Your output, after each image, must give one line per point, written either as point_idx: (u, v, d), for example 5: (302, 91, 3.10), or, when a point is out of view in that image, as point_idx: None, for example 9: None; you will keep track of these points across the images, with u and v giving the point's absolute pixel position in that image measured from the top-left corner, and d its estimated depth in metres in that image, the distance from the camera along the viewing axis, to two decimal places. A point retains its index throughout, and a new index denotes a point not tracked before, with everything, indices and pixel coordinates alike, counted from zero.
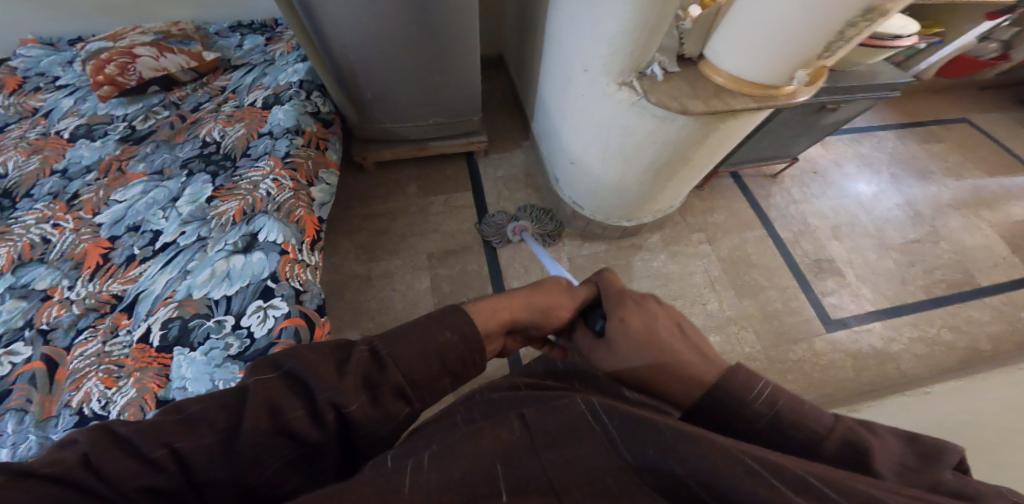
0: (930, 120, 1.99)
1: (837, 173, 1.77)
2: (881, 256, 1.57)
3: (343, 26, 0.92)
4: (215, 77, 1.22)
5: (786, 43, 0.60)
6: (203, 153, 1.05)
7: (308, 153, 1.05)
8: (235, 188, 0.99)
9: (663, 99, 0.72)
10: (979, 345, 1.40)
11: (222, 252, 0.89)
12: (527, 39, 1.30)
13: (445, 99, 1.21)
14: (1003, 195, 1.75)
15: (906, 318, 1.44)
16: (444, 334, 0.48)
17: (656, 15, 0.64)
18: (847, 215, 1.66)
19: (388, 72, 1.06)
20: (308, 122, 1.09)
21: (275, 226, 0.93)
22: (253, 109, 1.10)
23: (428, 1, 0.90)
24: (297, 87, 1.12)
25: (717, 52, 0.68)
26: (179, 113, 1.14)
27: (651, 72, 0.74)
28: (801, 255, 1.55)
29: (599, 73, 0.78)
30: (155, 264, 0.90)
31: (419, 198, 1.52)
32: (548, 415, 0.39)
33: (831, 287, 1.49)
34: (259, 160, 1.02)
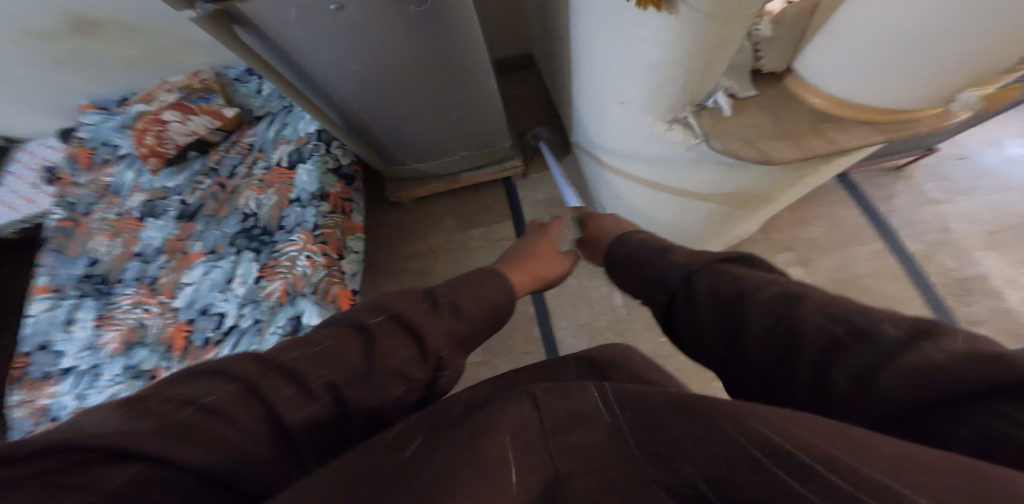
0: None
1: (996, 158, 1.33)
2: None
3: (338, 79, 0.83)
4: (241, 133, 1.19)
5: (935, 55, 0.39)
6: (245, 229, 1.04)
7: (335, 221, 0.99)
8: (276, 266, 0.96)
9: (732, 143, 0.53)
10: None
11: (275, 335, 0.89)
12: (548, 49, 1.11)
13: (468, 133, 1.08)
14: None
15: None
16: (497, 294, 0.54)
17: (721, 34, 0.44)
18: (1013, 214, 1.24)
19: (397, 116, 0.96)
20: (331, 181, 1.02)
21: (314, 311, 0.89)
22: (280, 170, 1.06)
23: (428, 44, 0.78)
24: (316, 141, 1.06)
25: (818, 69, 0.48)
26: (219, 180, 1.14)
27: (714, 104, 0.55)
28: (937, 274, 1.20)
29: (639, 109, 0.60)
30: (225, 346, 0.92)
31: (457, 234, 1.42)
32: (563, 401, 0.34)
33: (984, 315, 1.14)
34: (292, 233, 0.98)
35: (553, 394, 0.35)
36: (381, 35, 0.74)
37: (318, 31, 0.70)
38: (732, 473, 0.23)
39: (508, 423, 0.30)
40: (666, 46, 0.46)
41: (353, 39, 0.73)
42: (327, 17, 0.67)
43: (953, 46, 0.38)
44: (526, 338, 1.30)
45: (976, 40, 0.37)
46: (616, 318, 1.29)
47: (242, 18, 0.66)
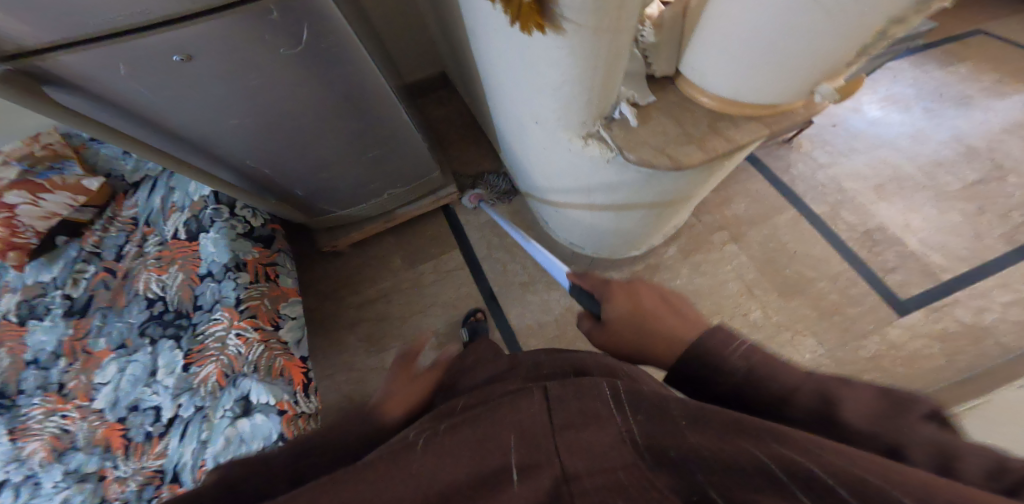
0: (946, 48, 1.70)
1: (864, 123, 1.50)
2: (943, 209, 1.33)
3: (225, 139, 0.69)
4: (118, 205, 1.04)
5: (787, 57, 0.44)
6: (155, 315, 0.92)
7: (260, 290, 0.91)
8: (205, 348, 0.88)
9: (644, 152, 0.56)
10: None
11: (225, 419, 0.81)
12: (461, 73, 1.11)
13: (393, 170, 1.01)
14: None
15: (983, 276, 1.23)
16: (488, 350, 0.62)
17: (608, 49, 0.45)
18: (889, 169, 1.41)
19: (308, 164, 0.85)
20: (245, 247, 0.92)
21: (262, 389, 0.82)
22: (179, 244, 0.93)
23: (322, 85, 0.65)
24: (214, 204, 0.92)
25: (703, 69, 0.51)
26: (106, 265, 0.99)
27: (621, 114, 0.58)
28: (846, 230, 1.34)
29: (557, 128, 0.61)
30: (173, 437, 0.82)
31: (407, 272, 1.39)
32: (577, 396, 0.34)
33: (894, 261, 1.28)
34: (213, 311, 0.89)
35: (566, 388, 0.35)
36: (272, 88, 0.62)
37: (170, 85, 0.55)
38: (736, 485, 0.25)
39: (516, 422, 0.32)
40: (566, 68, 0.47)
41: (221, 90, 0.58)
42: (176, 69, 0.53)
43: (801, 49, 0.43)
44: None
45: (816, 46, 0.42)
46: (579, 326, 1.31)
47: (56, 76, 0.50)
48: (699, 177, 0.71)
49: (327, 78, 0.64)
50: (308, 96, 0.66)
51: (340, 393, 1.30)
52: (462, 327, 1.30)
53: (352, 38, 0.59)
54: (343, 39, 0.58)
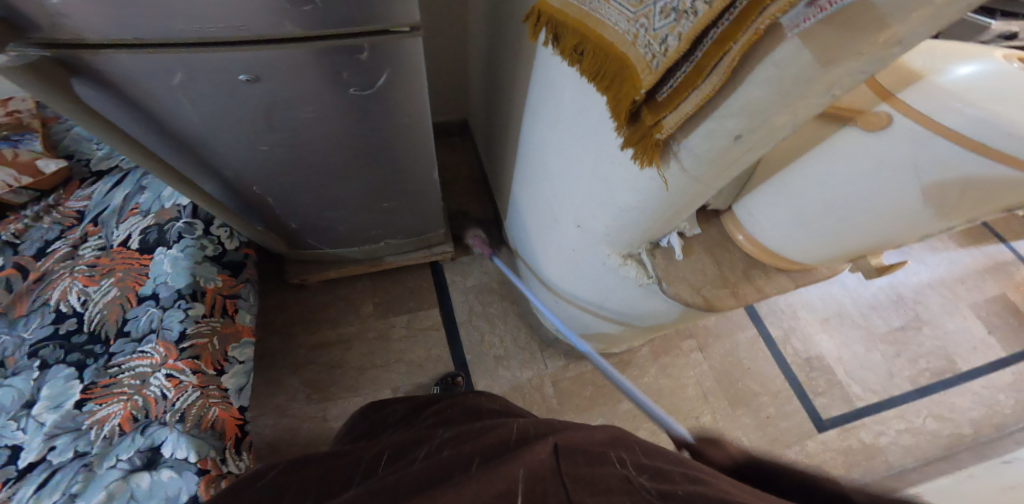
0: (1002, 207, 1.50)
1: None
2: (869, 350, 1.38)
3: (246, 164, 0.63)
4: (68, 194, 0.87)
5: (836, 240, 0.46)
6: (60, 333, 0.74)
7: (213, 325, 0.77)
8: (113, 384, 0.70)
9: (683, 289, 0.57)
10: (961, 431, 1.26)
11: (115, 471, 0.63)
12: (490, 142, 1.09)
13: (397, 224, 0.95)
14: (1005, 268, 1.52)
15: (891, 409, 1.29)
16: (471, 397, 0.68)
17: (686, 200, 0.44)
18: (836, 304, 1.44)
19: (317, 204, 0.78)
20: (208, 274, 0.80)
21: (183, 442, 0.66)
22: (127, 254, 0.80)
23: (370, 134, 0.62)
24: (189, 217, 0.83)
25: (759, 220, 0.51)
26: (19, 260, 0.80)
27: (667, 244, 0.59)
28: (792, 355, 1.37)
29: (599, 239, 0.61)
30: (26, 486, 0.62)
31: (376, 321, 1.28)
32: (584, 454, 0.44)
33: (824, 387, 1.32)
34: (143, 342, 0.73)
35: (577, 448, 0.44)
36: (324, 130, 0.58)
37: (214, 102, 0.49)
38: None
39: (529, 463, 0.39)
40: (639, 201, 0.46)
41: (267, 117, 0.53)
42: (229, 89, 0.48)
43: (853, 237, 0.44)
44: None
45: (864, 238, 0.44)
46: (545, 409, 1.21)
47: (98, 71, 0.43)
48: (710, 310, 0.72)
49: (380, 131, 0.62)
50: (354, 144, 0.63)
51: (260, 445, 1.11)
52: (434, 386, 1.19)
53: (418, 96, 0.56)
54: (410, 94, 0.56)
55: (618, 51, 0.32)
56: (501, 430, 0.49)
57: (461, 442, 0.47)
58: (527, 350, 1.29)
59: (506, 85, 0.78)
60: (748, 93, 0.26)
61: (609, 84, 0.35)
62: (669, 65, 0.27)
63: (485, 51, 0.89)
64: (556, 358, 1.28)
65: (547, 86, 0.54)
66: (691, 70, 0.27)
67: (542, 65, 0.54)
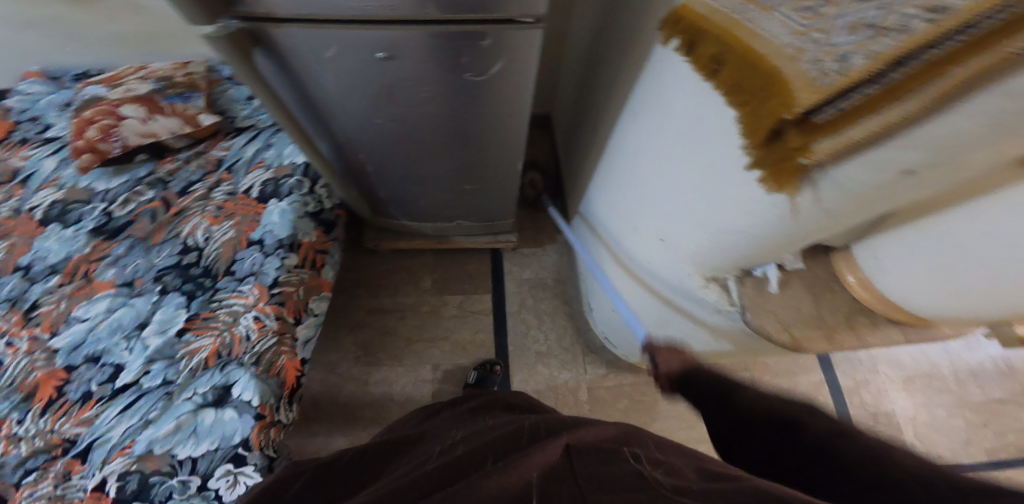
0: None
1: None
2: (956, 418, 1.24)
3: (357, 135, 0.67)
4: (213, 144, 0.97)
5: (980, 298, 0.41)
6: (182, 264, 0.84)
7: (301, 276, 0.83)
8: (211, 319, 0.78)
9: (769, 323, 0.55)
10: None
11: (189, 403, 0.71)
12: (575, 140, 1.08)
13: (472, 208, 0.97)
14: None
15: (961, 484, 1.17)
16: (470, 400, 0.72)
17: (811, 230, 0.41)
18: (927, 365, 1.28)
19: (406, 179, 0.82)
20: (306, 228, 0.86)
21: (250, 385, 0.72)
22: (247, 201, 0.88)
23: (476, 119, 0.64)
24: (301, 175, 0.88)
25: (884, 261, 0.47)
26: (165, 195, 0.91)
27: (762, 273, 0.57)
28: (857, 407, 1.26)
29: (685, 257, 0.60)
30: (115, 405, 0.73)
31: (430, 297, 1.33)
32: (592, 453, 0.46)
33: None
34: (244, 282, 0.81)
35: (586, 449, 0.47)
36: (434, 113, 0.61)
37: (357, 77, 0.53)
38: None
39: (540, 465, 0.44)
40: (744, 225, 0.45)
41: (394, 94, 0.57)
42: (372, 66, 0.51)
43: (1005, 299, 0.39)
44: None
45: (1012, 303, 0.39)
46: (577, 412, 1.21)
47: (266, 40, 0.47)
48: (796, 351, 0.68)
49: (483, 120, 0.64)
50: (456, 129, 0.66)
51: (311, 392, 1.20)
52: (473, 370, 1.22)
53: (525, 88, 0.57)
54: (523, 86, 0.57)
55: (770, 63, 0.30)
56: (514, 427, 0.53)
57: (477, 438, 0.52)
58: (571, 351, 1.28)
59: (606, 82, 0.75)
60: (951, 123, 0.23)
61: (752, 98, 0.32)
62: (844, 87, 0.25)
63: (587, 44, 0.87)
64: (597, 365, 1.27)
65: (660, 93, 0.53)
66: (877, 92, 0.24)
67: (658, 68, 0.52)
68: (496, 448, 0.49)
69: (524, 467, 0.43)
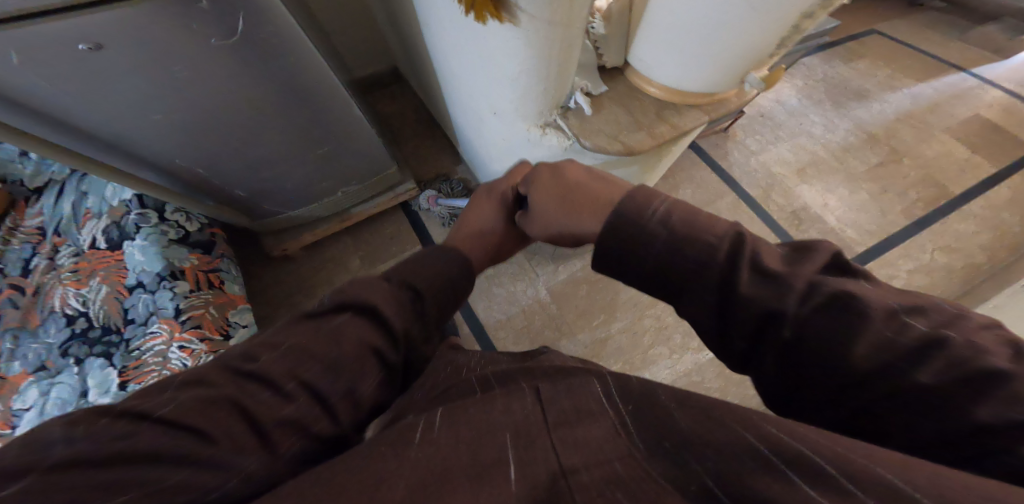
0: (848, 37, 1.92)
1: (786, 112, 1.66)
2: (852, 190, 1.48)
3: (156, 142, 0.67)
4: (19, 214, 0.93)
5: (725, 53, 0.47)
6: (77, 332, 0.81)
7: (204, 298, 0.83)
8: (142, 365, 0.77)
9: (600, 138, 0.55)
10: (976, 259, 1.34)
11: None
12: (417, 68, 1.09)
13: (342, 169, 0.97)
14: (941, 100, 1.69)
15: (899, 249, 1.36)
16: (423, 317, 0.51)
17: (561, 39, 0.45)
18: (807, 154, 1.55)
19: (251, 165, 0.82)
20: (180, 254, 0.85)
21: None
22: (98, 254, 0.85)
23: (257, 81, 0.64)
24: (139, 209, 0.85)
25: (653, 61, 0.52)
26: (9, 281, 0.86)
27: (576, 104, 0.56)
28: (777, 210, 1.44)
29: (513, 118, 0.59)
30: None
31: (365, 272, 1.34)
32: (564, 389, 0.33)
33: (818, 236, 1.40)
34: (149, 324, 0.79)
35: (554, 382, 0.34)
36: (207, 89, 0.61)
37: (77, 74, 0.52)
38: (740, 469, 0.23)
39: (510, 421, 0.31)
40: (520, 50, 0.45)
41: (139, 85, 0.56)
42: (83, 62, 0.51)
43: (736, 42, 0.45)
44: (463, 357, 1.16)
45: (743, 44, 0.45)
46: (547, 315, 1.28)
47: None
48: (665, 161, 0.74)
49: (265, 80, 0.64)
50: (248, 97, 0.65)
51: None
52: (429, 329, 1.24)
53: (282, 29, 0.57)
54: (282, 27, 0.57)
55: None
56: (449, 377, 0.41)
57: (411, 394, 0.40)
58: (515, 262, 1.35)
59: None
60: None
61: None
62: None
63: None
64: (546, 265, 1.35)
65: None
66: None
67: None
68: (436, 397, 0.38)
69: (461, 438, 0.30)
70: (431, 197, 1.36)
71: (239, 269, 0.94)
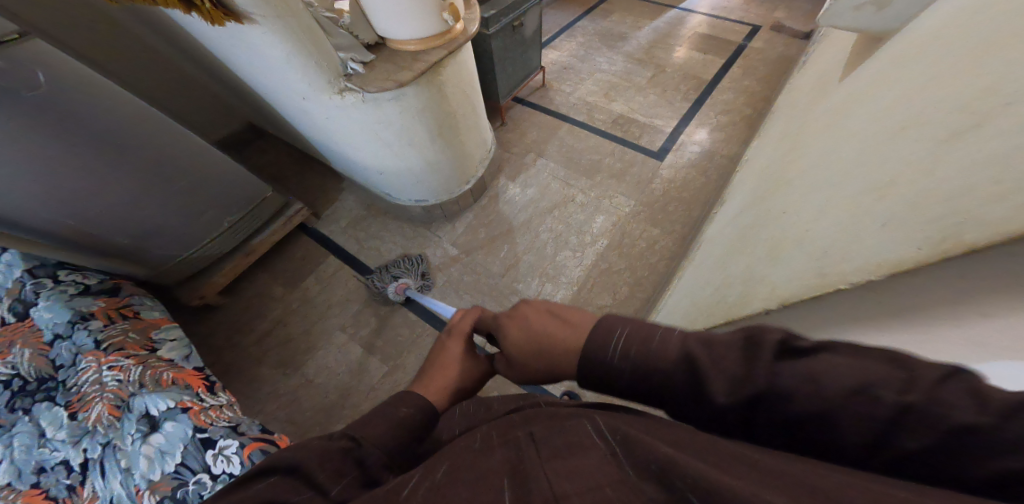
0: (600, 1, 2.39)
1: (580, 60, 2.06)
2: (645, 96, 1.88)
3: (26, 203, 0.89)
4: None
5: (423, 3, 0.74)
6: (15, 390, 0.82)
7: (121, 328, 0.95)
8: (83, 395, 0.82)
9: (379, 84, 0.79)
10: (746, 111, 1.78)
11: (137, 440, 0.76)
12: (255, 108, 1.33)
13: (208, 195, 1.19)
14: (677, 22, 2.20)
15: (696, 120, 1.78)
16: (403, 409, 0.48)
17: (302, 27, 0.70)
18: (609, 80, 1.95)
19: (118, 208, 1.04)
20: (86, 303, 0.95)
21: (158, 396, 0.82)
22: (9, 326, 0.88)
23: (80, 127, 0.88)
24: (30, 280, 0.93)
25: (396, 29, 0.78)
26: None
27: (354, 70, 0.80)
28: (604, 123, 1.80)
29: (315, 93, 0.82)
30: (93, 482, 0.72)
31: (290, 295, 1.49)
32: (558, 440, 0.34)
33: (639, 130, 1.77)
34: (77, 362, 0.86)
35: (551, 430, 0.36)
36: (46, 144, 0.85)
37: None
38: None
39: (502, 472, 0.32)
40: (278, 38, 0.69)
41: None
42: None
43: None
44: (410, 327, 1.40)
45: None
46: (461, 263, 1.51)
47: None
48: (454, 92, 0.99)
49: (85, 125, 0.89)
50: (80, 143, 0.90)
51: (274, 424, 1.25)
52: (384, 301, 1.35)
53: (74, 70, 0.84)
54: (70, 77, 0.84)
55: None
56: None
57: None
58: (419, 234, 1.59)
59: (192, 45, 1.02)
60: None
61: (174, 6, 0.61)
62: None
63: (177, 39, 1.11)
64: (443, 225, 1.60)
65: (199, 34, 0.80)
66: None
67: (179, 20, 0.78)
68: (428, 473, 0.36)
69: None
70: (400, 287, 1.38)
71: (149, 304, 1.08)
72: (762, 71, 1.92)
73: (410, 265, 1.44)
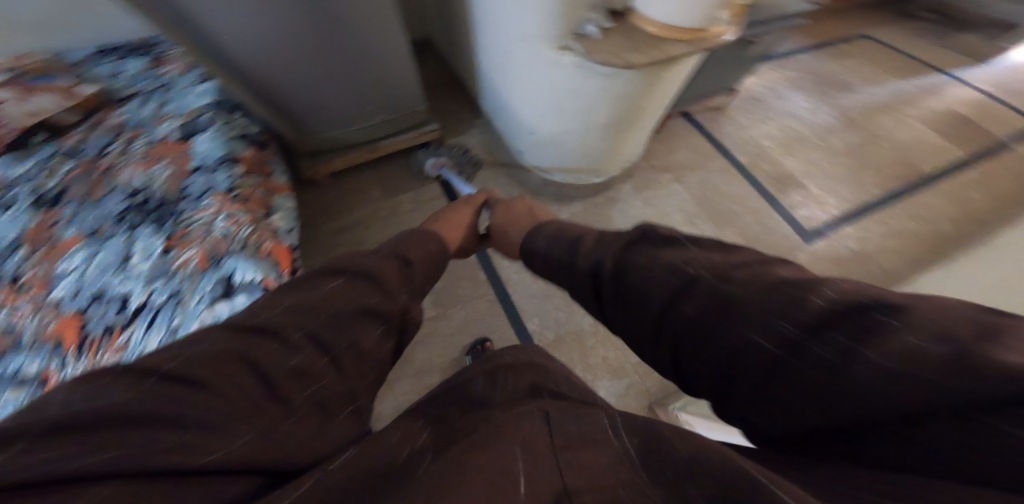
0: (836, 41, 2.08)
1: (781, 94, 1.83)
2: (832, 164, 1.64)
3: (243, 42, 0.92)
4: (107, 113, 1.06)
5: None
6: (135, 204, 0.92)
7: (252, 181, 1.00)
8: (187, 233, 0.88)
9: (605, 57, 0.71)
10: (942, 228, 1.49)
11: (202, 301, 0.80)
12: (445, 19, 1.28)
13: (379, 94, 1.21)
14: (909, 99, 1.86)
15: (869, 217, 1.52)
16: (428, 244, 0.71)
17: None
18: (794, 132, 1.72)
19: (309, 77, 1.07)
20: (238, 148, 1.02)
21: (248, 264, 0.85)
22: (170, 143, 0.99)
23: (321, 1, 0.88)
24: (214, 112, 1.04)
25: (656, 5, 0.67)
26: (84, 161, 0.98)
27: (587, 32, 0.73)
28: (763, 177, 1.61)
29: (536, 41, 0.76)
30: (138, 327, 0.79)
31: (384, 202, 1.50)
32: (573, 425, 0.40)
33: (798, 200, 1.56)
34: (202, 198, 0.92)
35: (565, 414, 0.42)
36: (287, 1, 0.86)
37: None
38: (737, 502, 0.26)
39: (525, 434, 0.37)
40: None
41: None
42: None
43: None
44: (473, 283, 1.31)
45: None
46: None
47: None
48: (658, 94, 0.89)
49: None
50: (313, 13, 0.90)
51: None
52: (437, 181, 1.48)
53: None
54: None
55: None
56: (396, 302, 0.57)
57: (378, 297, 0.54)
58: None
59: None
60: None
61: None
62: None
63: None
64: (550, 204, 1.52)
65: None
66: None
67: None
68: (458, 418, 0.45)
69: (500, 444, 0.35)
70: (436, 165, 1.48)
71: (281, 166, 1.12)
72: (985, 196, 1.57)
73: (456, 156, 1.51)
